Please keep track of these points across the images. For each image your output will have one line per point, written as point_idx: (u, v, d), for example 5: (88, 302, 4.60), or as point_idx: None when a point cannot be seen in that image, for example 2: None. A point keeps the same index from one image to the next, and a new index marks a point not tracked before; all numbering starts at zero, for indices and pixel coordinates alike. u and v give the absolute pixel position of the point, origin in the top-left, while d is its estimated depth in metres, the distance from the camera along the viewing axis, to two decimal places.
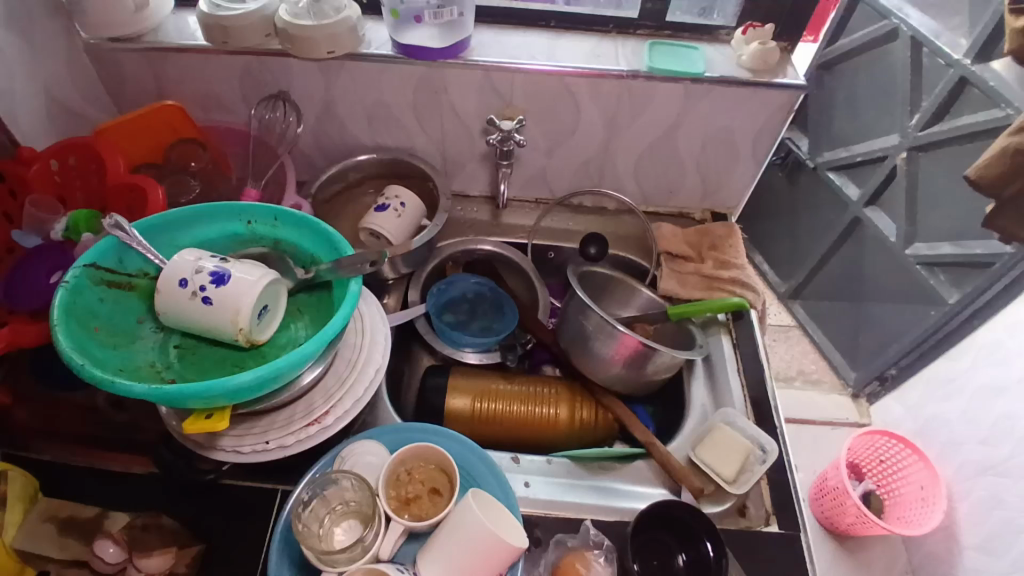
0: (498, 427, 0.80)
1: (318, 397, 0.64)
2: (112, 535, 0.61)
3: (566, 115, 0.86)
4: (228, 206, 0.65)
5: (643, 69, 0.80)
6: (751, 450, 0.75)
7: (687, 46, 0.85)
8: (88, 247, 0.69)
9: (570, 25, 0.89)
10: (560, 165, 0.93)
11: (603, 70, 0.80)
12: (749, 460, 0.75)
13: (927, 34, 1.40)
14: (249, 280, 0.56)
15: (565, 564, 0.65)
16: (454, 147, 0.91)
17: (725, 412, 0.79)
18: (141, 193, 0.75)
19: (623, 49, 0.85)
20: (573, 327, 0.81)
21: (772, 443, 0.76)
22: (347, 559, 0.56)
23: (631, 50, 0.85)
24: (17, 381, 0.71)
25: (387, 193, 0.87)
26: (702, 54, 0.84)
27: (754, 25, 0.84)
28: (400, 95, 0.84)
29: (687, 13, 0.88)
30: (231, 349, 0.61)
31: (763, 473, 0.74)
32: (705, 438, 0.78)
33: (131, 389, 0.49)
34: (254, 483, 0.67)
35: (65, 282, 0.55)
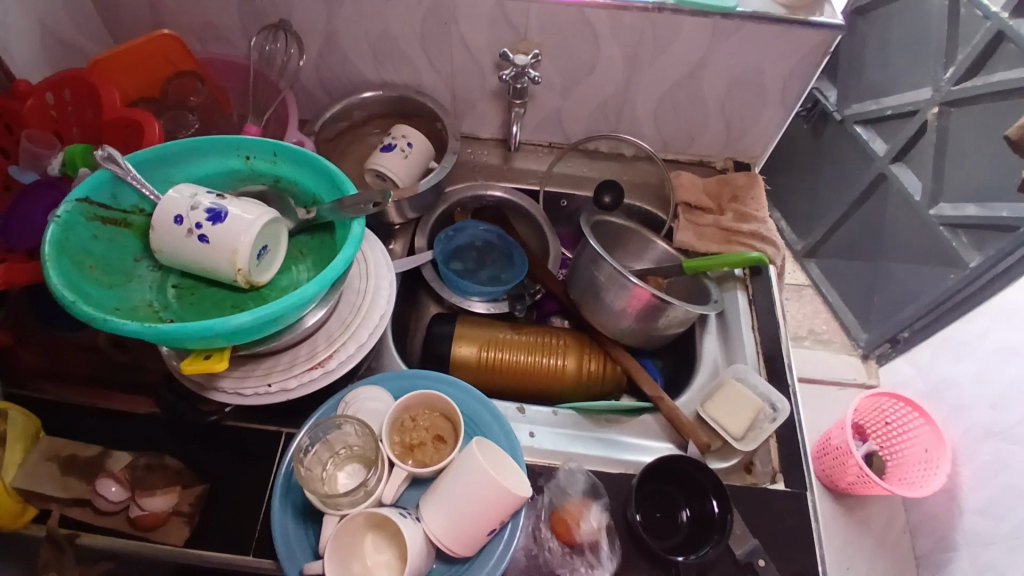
0: (504, 376, 0.78)
1: (321, 341, 0.63)
2: (117, 475, 0.61)
3: (584, 52, 0.80)
4: (225, 140, 0.62)
5: (670, 1, 0.74)
6: (761, 408, 0.74)
7: None
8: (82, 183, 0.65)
9: None
10: (575, 107, 0.88)
11: (626, 1, 0.74)
12: (758, 417, 0.73)
13: None
14: (247, 218, 0.53)
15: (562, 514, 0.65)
16: (464, 85, 0.86)
17: (736, 368, 0.78)
18: (138, 127, 0.71)
19: None
20: (583, 278, 0.78)
21: (784, 401, 0.74)
22: (350, 503, 0.56)
23: None
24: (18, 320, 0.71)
25: (393, 132, 0.83)
26: None
27: None
28: (407, 25, 0.79)
29: None
30: (229, 290, 0.58)
31: (772, 431, 0.73)
32: (715, 394, 0.76)
33: (123, 327, 0.48)
34: (257, 424, 0.67)
35: (56, 216, 0.52)
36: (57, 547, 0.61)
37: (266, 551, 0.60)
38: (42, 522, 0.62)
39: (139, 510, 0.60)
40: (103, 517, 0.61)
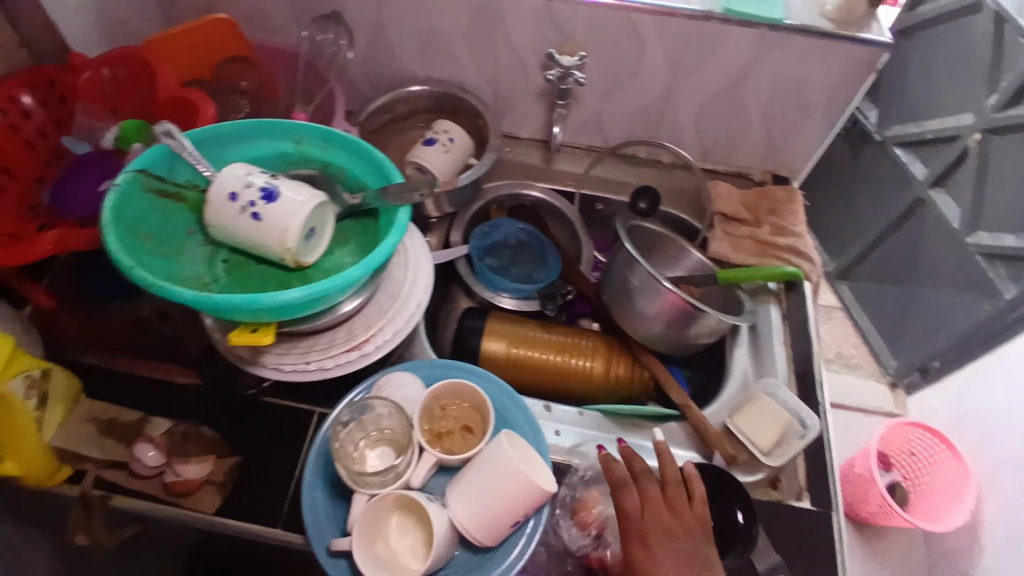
0: (532, 374, 0.78)
1: (358, 325, 0.64)
2: (159, 440, 0.63)
3: (628, 56, 0.80)
4: (278, 123, 0.63)
5: (718, 10, 0.74)
6: (790, 424, 0.73)
7: None
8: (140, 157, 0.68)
9: None
10: (616, 111, 0.88)
11: (673, 8, 0.74)
12: (786, 433, 0.73)
13: (1011, 10, 1.30)
14: (298, 200, 0.55)
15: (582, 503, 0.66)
16: (507, 84, 0.86)
17: (766, 383, 0.77)
18: (192, 108, 0.72)
19: None
20: (615, 281, 0.78)
21: (814, 418, 0.73)
22: (379, 483, 0.59)
23: None
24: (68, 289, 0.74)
25: (435, 127, 0.84)
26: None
27: None
28: (455, 22, 0.79)
29: None
30: (275, 268, 0.59)
31: (800, 448, 0.72)
32: (744, 407, 0.75)
33: (178, 294, 0.49)
34: (290, 403, 0.68)
35: (116, 184, 0.55)
36: (89, 506, 0.63)
37: (293, 526, 0.62)
38: (75, 482, 0.63)
39: (176, 476, 0.62)
40: (140, 481, 0.63)
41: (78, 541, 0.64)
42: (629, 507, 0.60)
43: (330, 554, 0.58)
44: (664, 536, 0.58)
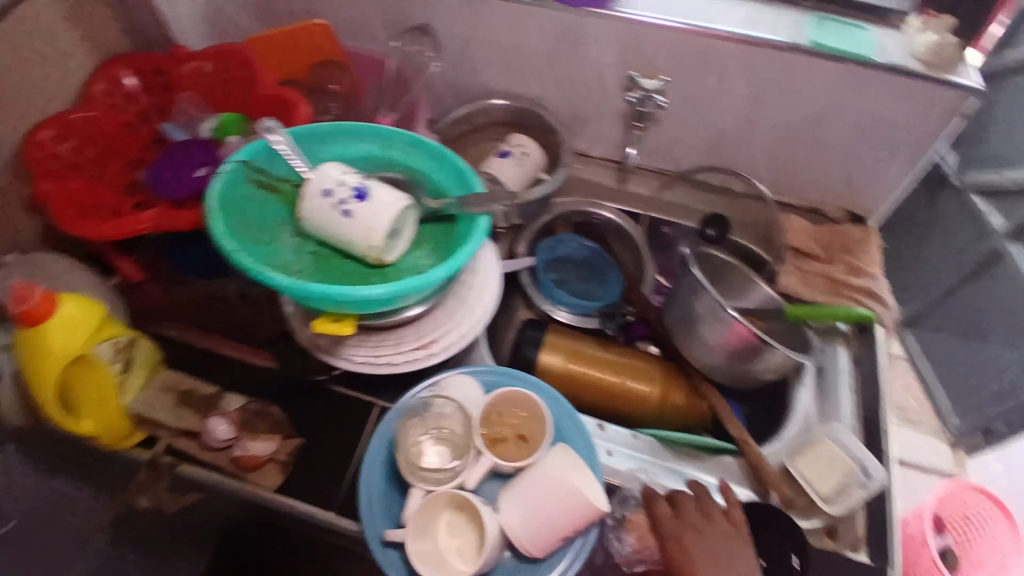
0: (587, 391, 0.78)
1: (427, 325, 0.66)
2: (230, 415, 0.66)
3: (708, 83, 0.80)
4: (371, 127, 0.66)
5: (806, 42, 0.73)
6: (853, 472, 0.70)
7: (851, 26, 0.76)
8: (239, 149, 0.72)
9: None
10: (691, 137, 0.88)
11: (759, 38, 0.74)
12: (848, 481, 0.70)
13: None
14: (386, 202, 0.58)
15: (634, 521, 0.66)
16: (584, 103, 0.87)
17: (831, 428, 0.74)
18: (287, 107, 0.76)
19: (782, 17, 0.77)
20: (679, 307, 0.77)
21: (879, 470, 0.70)
22: (435, 480, 0.61)
23: (790, 19, 0.77)
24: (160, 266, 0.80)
25: (510, 140, 0.85)
26: (871, 37, 0.75)
27: (931, 15, 0.74)
28: (538, 39, 0.80)
29: None
30: (357, 263, 0.62)
31: (861, 498, 0.69)
32: (805, 449, 0.73)
33: (275, 280, 0.54)
34: (356, 393, 0.71)
35: (222, 172, 0.60)
36: (156, 470, 0.68)
37: (348, 512, 0.64)
38: (146, 447, 0.68)
39: (241, 451, 0.65)
40: (208, 452, 0.66)
41: (141, 503, 0.70)
42: (659, 510, 0.63)
43: (385, 543, 0.60)
44: (699, 536, 0.60)
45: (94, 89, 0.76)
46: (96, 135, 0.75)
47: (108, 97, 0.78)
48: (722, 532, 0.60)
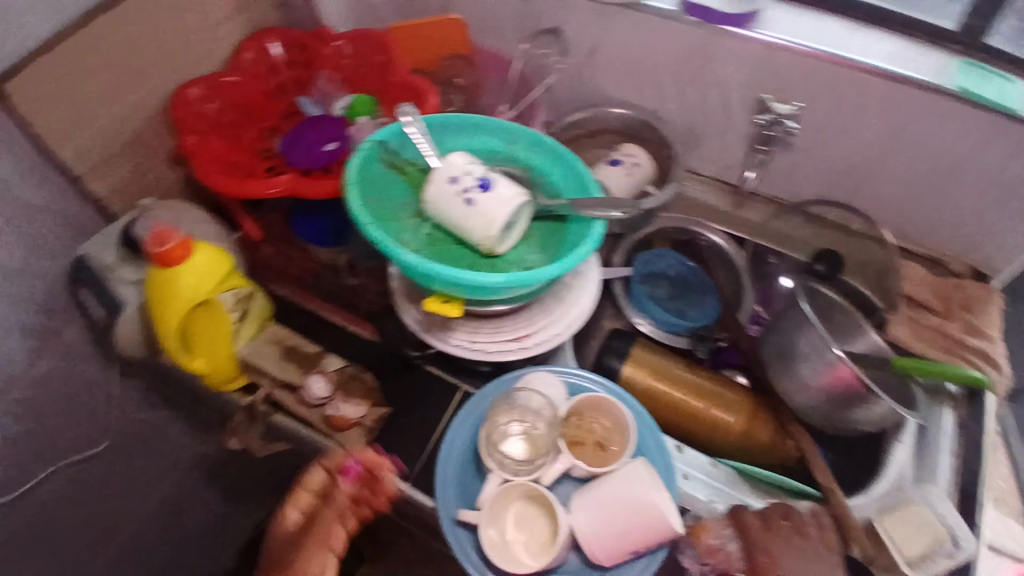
0: (667, 411, 0.77)
1: (523, 319, 0.68)
2: (329, 375, 0.69)
3: (839, 115, 0.77)
4: (497, 123, 0.68)
5: (950, 86, 0.69)
6: (942, 540, 0.66)
7: (1002, 77, 0.71)
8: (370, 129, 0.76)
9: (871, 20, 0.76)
10: (810, 167, 0.85)
11: (900, 76, 0.70)
12: (935, 548, 0.65)
13: None
14: (508, 196, 0.59)
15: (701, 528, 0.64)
16: (703, 120, 0.85)
17: (926, 491, 0.69)
18: (418, 96, 0.79)
19: (926, 57, 0.72)
20: (780, 340, 0.75)
21: (971, 543, 0.65)
22: (514, 470, 0.63)
23: (936, 61, 0.72)
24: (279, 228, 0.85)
25: (622, 149, 0.85)
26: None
27: None
28: (668, 51, 0.79)
29: (1008, 44, 0.74)
30: (469, 250, 0.64)
31: (947, 569, 0.65)
32: (896, 508, 0.69)
33: (402, 256, 0.56)
34: (444, 374, 0.74)
35: (360, 149, 0.63)
36: (252, 415, 0.71)
37: (422, 484, 0.68)
38: (246, 393, 0.72)
39: (335, 411, 0.68)
40: (304, 407, 0.69)
41: (233, 445, 0.72)
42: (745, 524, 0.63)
43: (456, 522, 0.63)
44: (789, 550, 0.61)
45: (243, 57, 0.81)
46: (241, 100, 0.80)
47: (254, 66, 0.82)
48: (815, 550, 0.61)
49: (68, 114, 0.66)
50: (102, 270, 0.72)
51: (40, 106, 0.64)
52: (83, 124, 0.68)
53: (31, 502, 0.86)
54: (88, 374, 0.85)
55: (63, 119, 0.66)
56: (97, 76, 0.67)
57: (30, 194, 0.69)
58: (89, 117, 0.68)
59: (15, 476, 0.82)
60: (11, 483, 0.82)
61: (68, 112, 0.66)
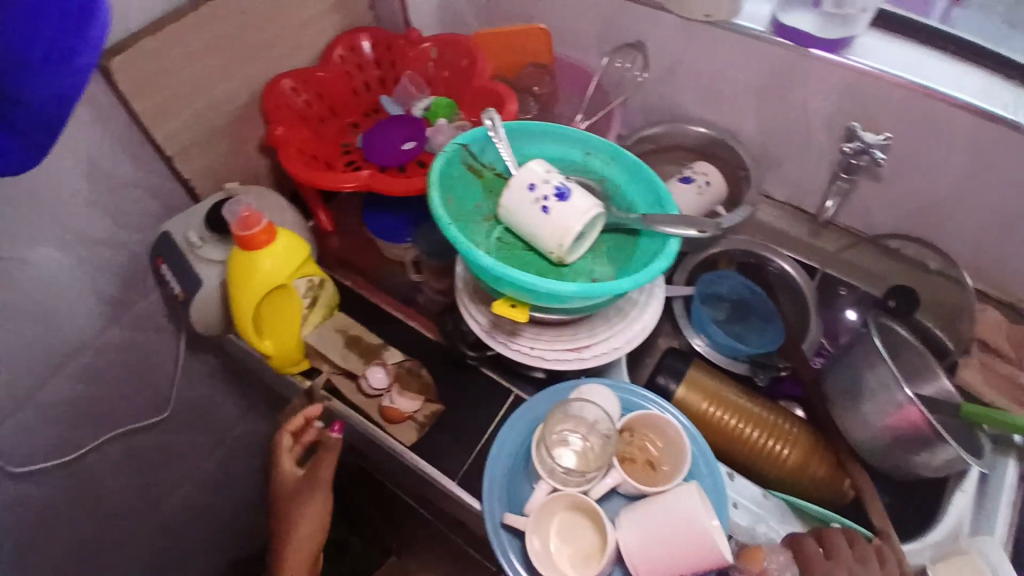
0: (719, 435, 0.76)
1: (584, 329, 0.68)
2: (387, 366, 0.72)
3: (927, 151, 0.74)
4: (577, 133, 0.68)
5: None
6: None
7: None
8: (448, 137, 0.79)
9: (969, 57, 0.74)
10: (889, 201, 0.82)
11: (998, 116, 0.67)
12: None
13: None
14: (584, 207, 0.59)
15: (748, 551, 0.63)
16: (781, 144, 0.84)
17: (983, 541, 0.66)
18: (498, 100, 0.80)
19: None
20: (846, 375, 0.73)
21: None
22: (564, 479, 0.62)
23: None
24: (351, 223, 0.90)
25: (694, 167, 0.85)
26: None
27: None
28: (752, 73, 0.79)
29: None
30: (539, 258, 0.64)
31: None
32: (950, 555, 0.66)
33: (480, 260, 0.57)
34: (497, 378, 0.74)
35: (444, 151, 0.65)
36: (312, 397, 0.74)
37: (467, 485, 0.68)
38: (306, 377, 0.76)
39: (389, 402, 0.70)
40: (361, 396, 0.72)
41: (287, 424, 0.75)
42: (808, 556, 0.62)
43: (500, 526, 0.63)
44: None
45: (335, 54, 0.84)
46: (329, 95, 0.84)
47: (345, 62, 0.86)
48: None
49: (169, 97, 0.69)
50: (185, 247, 0.75)
51: (145, 87, 0.67)
52: (181, 108, 0.72)
53: (90, 462, 0.90)
54: (155, 344, 0.89)
55: (164, 101, 0.69)
56: (199, 63, 0.71)
57: (125, 169, 0.73)
58: (187, 101, 0.72)
59: (79, 436, 0.86)
60: (75, 442, 0.86)
61: (169, 96, 0.70)
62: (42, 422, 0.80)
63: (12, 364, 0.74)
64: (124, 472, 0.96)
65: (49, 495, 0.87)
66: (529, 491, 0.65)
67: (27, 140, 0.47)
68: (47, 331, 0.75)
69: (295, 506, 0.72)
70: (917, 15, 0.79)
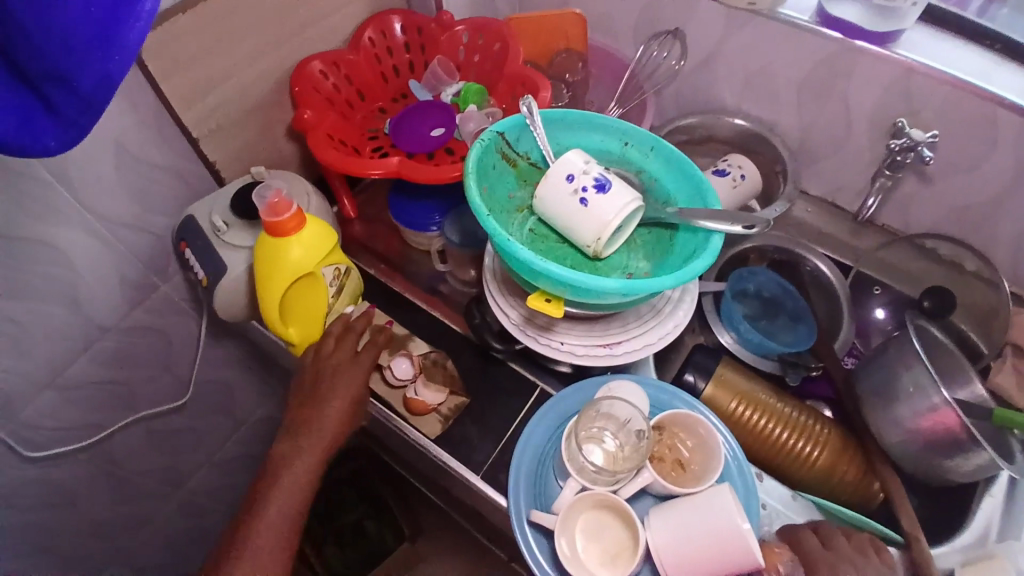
0: (748, 434, 0.75)
1: (615, 324, 0.67)
2: (413, 358, 0.73)
3: (970, 150, 0.72)
4: (616, 123, 0.66)
5: None
6: None
7: None
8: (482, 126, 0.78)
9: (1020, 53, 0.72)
10: (928, 200, 0.80)
11: None
12: None
13: None
14: (624, 200, 0.58)
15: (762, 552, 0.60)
16: (819, 138, 0.83)
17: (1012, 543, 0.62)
18: (530, 86, 0.78)
19: None
20: (879, 377, 0.72)
21: None
22: (592, 478, 0.61)
23: None
24: (378, 212, 0.90)
25: (729, 160, 0.83)
26: None
27: None
28: (796, 66, 0.77)
29: None
30: (574, 251, 0.63)
31: None
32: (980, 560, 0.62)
33: (519, 254, 0.55)
34: (524, 371, 0.73)
35: (481, 139, 0.63)
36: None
37: (490, 479, 0.67)
38: None
39: (415, 394, 0.70)
40: (386, 390, 0.72)
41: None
42: (807, 547, 0.61)
43: (526, 523, 0.63)
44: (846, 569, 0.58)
45: (364, 36, 0.82)
46: (359, 79, 0.83)
47: (375, 45, 0.84)
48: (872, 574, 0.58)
49: (198, 78, 0.68)
50: (209, 232, 0.74)
51: (174, 68, 0.66)
52: (210, 90, 0.70)
53: (112, 445, 0.90)
54: (178, 328, 0.88)
55: (193, 82, 0.68)
56: (228, 43, 0.69)
57: (152, 151, 0.72)
58: (216, 82, 0.70)
59: (102, 419, 0.86)
60: (98, 424, 0.86)
61: (199, 77, 0.68)
62: (65, 404, 0.80)
63: (36, 346, 0.73)
64: (144, 455, 0.96)
65: (71, 475, 0.87)
66: (558, 491, 0.64)
67: (65, 118, 0.44)
68: (73, 313, 0.75)
69: (307, 439, 0.67)
70: (961, 8, 0.77)
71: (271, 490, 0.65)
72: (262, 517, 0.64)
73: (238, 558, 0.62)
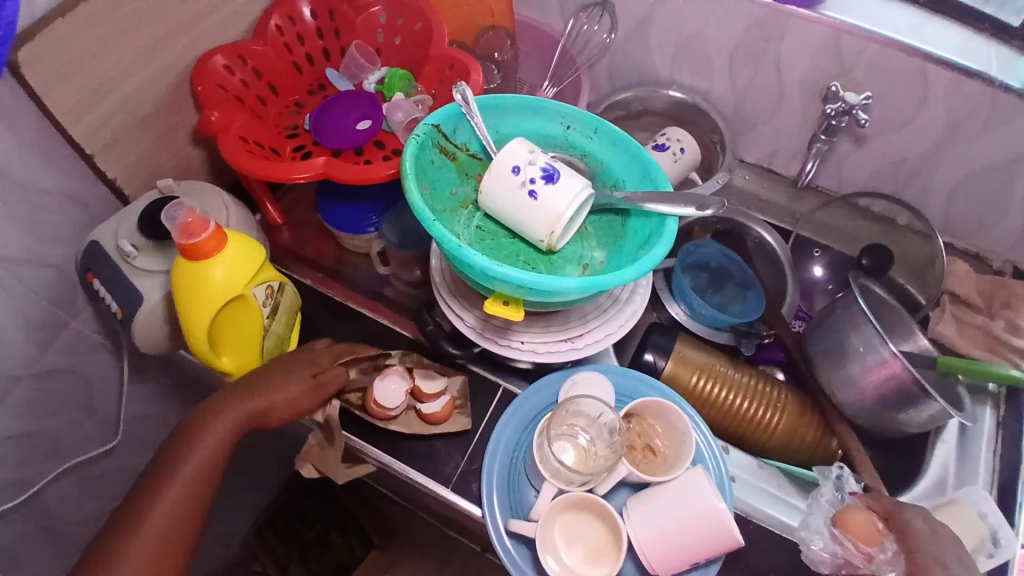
0: (711, 409, 0.75)
1: (575, 316, 0.65)
2: (400, 369, 0.68)
3: (900, 106, 0.74)
4: (556, 105, 0.62)
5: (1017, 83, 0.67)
6: (983, 538, 0.63)
7: None
8: (412, 117, 0.73)
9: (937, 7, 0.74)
10: (861, 158, 0.82)
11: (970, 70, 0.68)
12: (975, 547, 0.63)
13: None
14: (574, 190, 0.54)
15: (863, 523, 0.59)
16: (753, 104, 0.83)
17: (970, 489, 0.66)
18: (457, 67, 0.72)
19: (993, 50, 0.70)
20: (829, 338, 0.74)
21: (1011, 540, 0.63)
22: (567, 479, 0.59)
23: (1002, 55, 0.70)
24: (308, 215, 0.83)
25: (667, 133, 0.82)
26: None
27: None
28: (726, 31, 0.76)
29: None
30: (526, 246, 0.60)
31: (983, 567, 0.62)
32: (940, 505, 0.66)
33: (473, 259, 0.51)
34: (485, 372, 0.70)
35: (416, 134, 0.57)
36: (329, 436, 0.65)
37: (461, 490, 0.64)
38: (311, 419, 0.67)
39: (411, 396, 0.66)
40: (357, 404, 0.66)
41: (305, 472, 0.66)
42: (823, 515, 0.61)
43: (504, 532, 0.61)
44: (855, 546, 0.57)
45: (269, 22, 0.74)
46: (268, 71, 0.75)
47: (282, 32, 0.76)
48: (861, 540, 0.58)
49: (83, 85, 0.60)
50: (115, 257, 0.66)
51: (53, 78, 0.57)
52: (99, 97, 0.62)
53: (42, 500, 0.80)
54: (97, 366, 0.78)
55: (78, 90, 0.60)
56: (112, 40, 0.60)
57: (38, 172, 0.62)
58: (105, 87, 0.62)
59: (25, 475, 0.76)
60: (19, 482, 0.76)
61: (84, 85, 0.60)
62: None
63: None
64: (79, 506, 0.86)
65: None
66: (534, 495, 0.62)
67: None
68: None
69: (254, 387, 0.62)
70: None
71: (201, 429, 0.60)
72: (188, 453, 0.59)
73: (161, 489, 0.58)
